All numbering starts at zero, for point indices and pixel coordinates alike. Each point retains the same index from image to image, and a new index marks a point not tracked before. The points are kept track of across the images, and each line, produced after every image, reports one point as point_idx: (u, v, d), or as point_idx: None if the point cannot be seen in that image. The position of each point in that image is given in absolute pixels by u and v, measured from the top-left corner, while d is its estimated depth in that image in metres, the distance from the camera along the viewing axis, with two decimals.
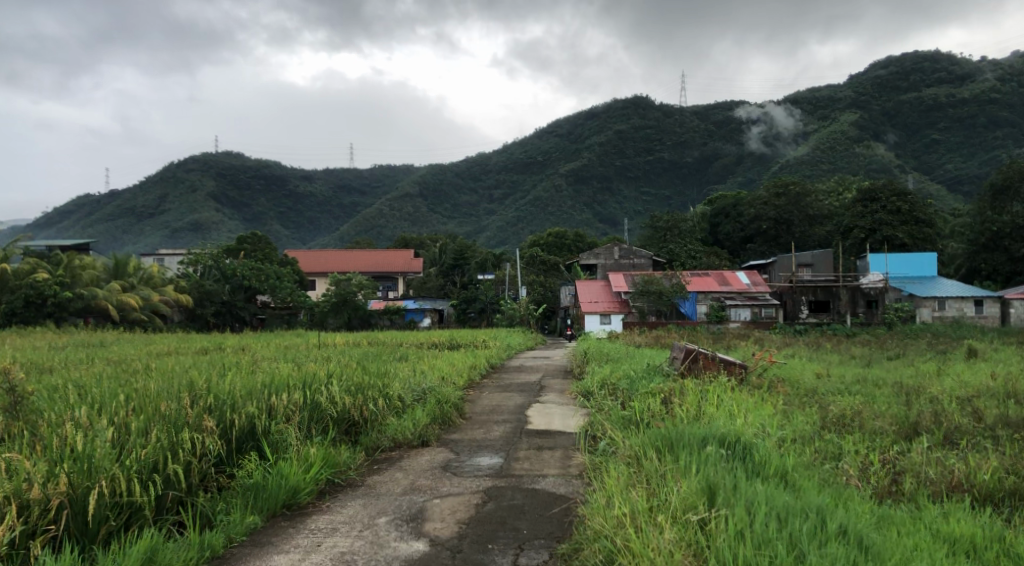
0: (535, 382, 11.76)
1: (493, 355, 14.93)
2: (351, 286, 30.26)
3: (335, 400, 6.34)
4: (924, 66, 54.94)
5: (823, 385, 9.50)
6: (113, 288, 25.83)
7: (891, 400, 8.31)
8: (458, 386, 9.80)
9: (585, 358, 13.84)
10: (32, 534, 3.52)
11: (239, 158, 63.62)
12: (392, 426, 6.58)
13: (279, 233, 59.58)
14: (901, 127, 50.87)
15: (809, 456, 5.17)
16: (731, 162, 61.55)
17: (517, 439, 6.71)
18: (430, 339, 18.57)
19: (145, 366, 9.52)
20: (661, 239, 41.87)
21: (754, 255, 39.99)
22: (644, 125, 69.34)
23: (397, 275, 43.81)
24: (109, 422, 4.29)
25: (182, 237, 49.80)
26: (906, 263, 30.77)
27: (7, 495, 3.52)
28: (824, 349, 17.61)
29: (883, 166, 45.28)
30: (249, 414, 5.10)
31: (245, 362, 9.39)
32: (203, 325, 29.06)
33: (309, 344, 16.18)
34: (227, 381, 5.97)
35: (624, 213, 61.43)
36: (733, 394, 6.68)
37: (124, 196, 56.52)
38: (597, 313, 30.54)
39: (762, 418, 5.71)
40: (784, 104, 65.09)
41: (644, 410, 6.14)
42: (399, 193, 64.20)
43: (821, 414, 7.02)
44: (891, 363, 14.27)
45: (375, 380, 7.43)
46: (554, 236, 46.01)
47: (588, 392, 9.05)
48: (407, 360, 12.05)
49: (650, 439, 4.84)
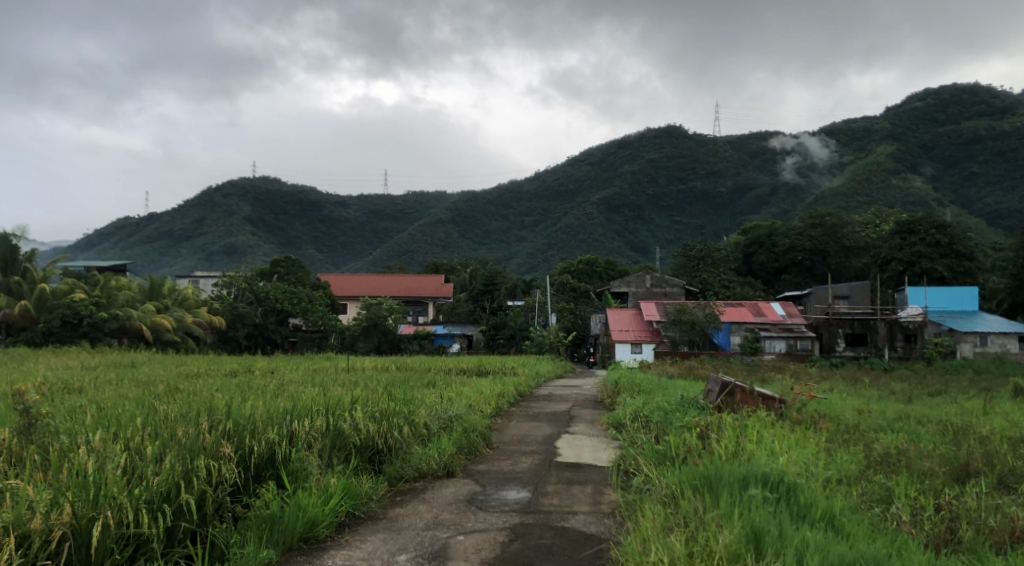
0: (563, 412, 11.50)
1: (521, 383, 14.77)
2: (381, 309, 30.13)
3: (358, 428, 6.17)
4: (962, 98, 53.99)
5: (865, 422, 9.08)
6: (148, 309, 26.19)
7: (936, 439, 7.89)
8: (486, 414, 9.55)
9: (615, 389, 13.54)
10: None
11: (275, 183, 64.76)
12: (416, 454, 6.39)
13: (313, 257, 60.32)
14: (939, 159, 49.94)
15: (859, 499, 4.85)
16: (764, 192, 60.92)
17: (545, 472, 6.46)
18: (459, 365, 18.49)
19: (174, 388, 9.54)
20: (693, 268, 41.40)
21: (789, 286, 39.26)
22: (676, 154, 68.98)
23: (427, 300, 43.88)
24: (122, 447, 4.18)
25: (217, 259, 50.61)
26: (946, 297, 29.82)
27: (7, 525, 3.39)
28: (862, 384, 17.04)
29: (920, 199, 44.37)
30: (270, 441, 4.98)
31: (271, 386, 9.30)
32: (235, 347, 29.37)
33: (337, 368, 16.18)
34: (249, 406, 5.86)
35: (656, 242, 61.00)
36: (774, 430, 6.35)
37: (163, 218, 57.77)
38: (627, 341, 30.09)
39: (804, 455, 5.39)
40: (819, 135, 64.39)
41: (679, 444, 5.85)
42: (431, 219, 64.67)
43: (865, 452, 6.65)
44: (933, 400, 13.76)
45: (401, 406, 7.27)
46: (585, 263, 45.77)
47: (619, 424, 8.77)
48: (434, 386, 11.88)
49: (686, 477, 4.57)
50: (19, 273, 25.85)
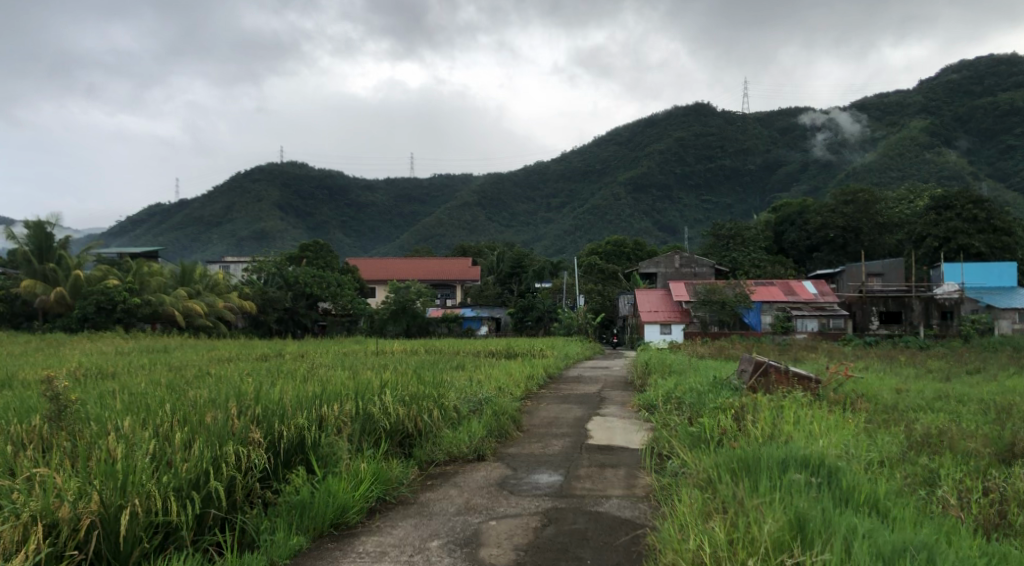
0: (594, 393, 11.39)
1: (550, 364, 14.66)
2: (410, 293, 30.32)
3: (388, 412, 6.13)
4: (1000, 68, 52.16)
5: (904, 402, 8.79)
6: (180, 295, 26.59)
7: (980, 419, 7.63)
8: (516, 397, 9.48)
9: (645, 370, 13.40)
10: (58, 557, 3.37)
11: (303, 169, 65.15)
12: (447, 438, 6.34)
13: (341, 241, 60.71)
14: (975, 133, 48.36)
15: (904, 479, 4.66)
16: (795, 170, 59.78)
17: (577, 455, 6.37)
18: (488, 347, 18.45)
19: (207, 373, 9.64)
20: (723, 247, 40.86)
21: (821, 264, 38.55)
22: (704, 132, 67.88)
23: (455, 282, 43.95)
24: (151, 434, 4.19)
25: (247, 245, 51.20)
26: (983, 272, 28.94)
27: (35, 513, 3.40)
28: (897, 362, 16.61)
29: (955, 174, 43.11)
30: (299, 427, 4.96)
31: (300, 370, 9.32)
32: (266, 332, 29.74)
33: (368, 351, 16.27)
34: (278, 391, 5.85)
35: (685, 222, 60.31)
36: (811, 411, 6.16)
37: (194, 205, 58.50)
38: (656, 322, 29.84)
39: (843, 436, 5.20)
40: (851, 110, 62.81)
41: (714, 426, 5.71)
42: (458, 202, 64.64)
43: (906, 433, 6.44)
44: (972, 378, 13.34)
45: (431, 390, 7.22)
46: (613, 244, 45.40)
47: (651, 406, 8.63)
48: (464, 369, 11.85)
49: (725, 459, 4.43)
50: (54, 260, 26.30)
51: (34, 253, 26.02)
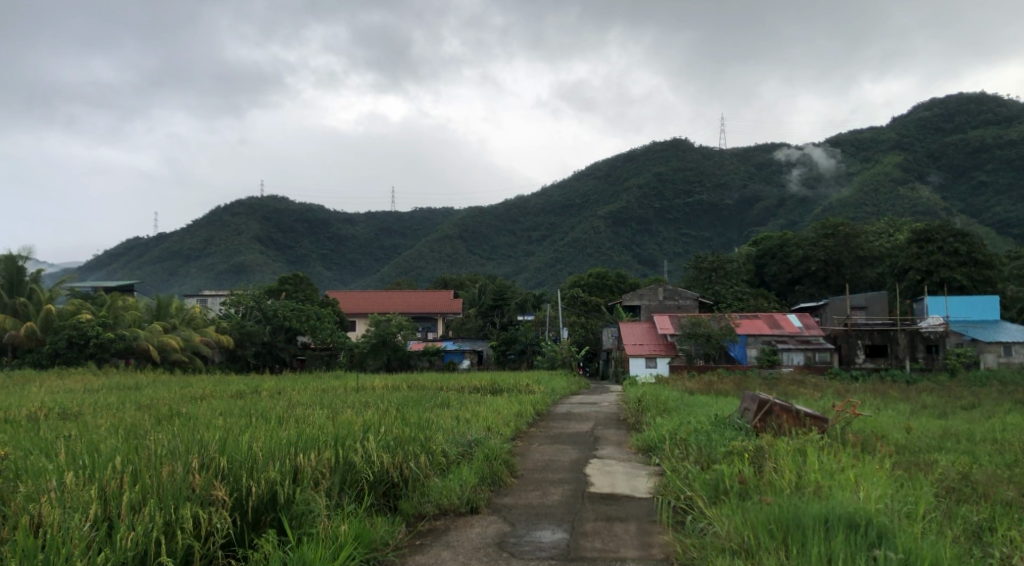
0: (586, 432, 10.81)
1: (537, 401, 14.07)
2: (390, 326, 29.90)
3: (371, 460, 5.55)
4: (969, 107, 52.98)
5: (915, 442, 8.21)
6: (155, 329, 25.64)
7: (997, 460, 7.12)
8: (505, 437, 8.86)
9: (636, 407, 12.90)
10: None
11: (282, 202, 64.44)
12: (436, 487, 5.75)
13: (320, 274, 59.93)
14: (947, 168, 48.93)
15: (956, 535, 4.14)
16: (772, 204, 60.20)
17: (580, 506, 5.79)
18: (472, 382, 17.73)
19: (176, 413, 8.97)
20: (705, 280, 40.68)
21: (803, 297, 38.42)
22: (682, 167, 68.41)
23: (436, 316, 43.25)
24: (92, 501, 3.68)
25: (224, 279, 50.25)
26: (968, 307, 28.66)
27: None
28: (888, 397, 16.19)
29: (929, 209, 43.50)
30: (271, 481, 4.52)
31: (277, 411, 8.63)
32: (243, 366, 28.82)
33: (347, 387, 15.55)
34: (248, 438, 5.35)
35: (665, 255, 60.41)
36: (834, 455, 5.61)
37: (173, 238, 57.50)
38: (641, 355, 29.18)
39: (875, 479, 4.68)
40: (824, 146, 63.64)
41: (733, 473, 5.18)
42: (438, 235, 64.19)
43: (935, 478, 5.88)
44: (968, 415, 12.88)
45: (417, 432, 6.64)
46: (596, 277, 45.13)
47: (654, 447, 8.04)
48: (447, 406, 11.23)
49: (758, 517, 3.90)
50: (25, 294, 25.34)
51: (4, 288, 25.06)
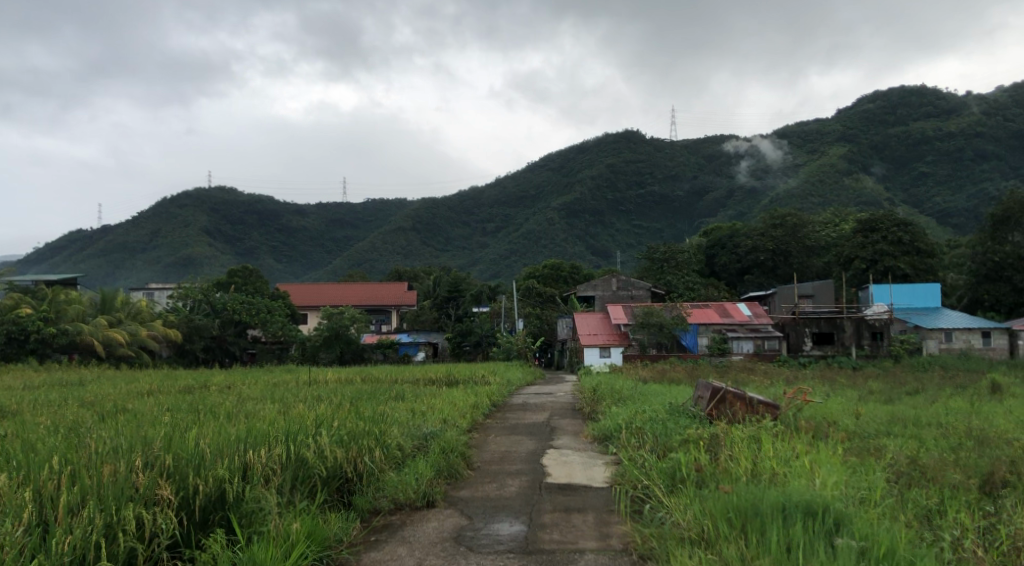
0: (542, 423, 10.77)
1: (493, 393, 13.98)
2: (343, 319, 29.43)
3: (324, 455, 5.41)
4: (910, 100, 54.56)
5: (864, 428, 8.38)
6: (99, 323, 24.76)
7: (943, 445, 7.31)
8: (461, 429, 8.77)
9: (593, 396, 12.94)
10: None
11: (231, 193, 62.88)
12: (391, 482, 5.63)
13: (271, 267, 58.73)
14: (890, 160, 50.37)
15: (906, 519, 4.22)
16: (722, 196, 61.23)
17: (537, 497, 5.75)
18: (428, 374, 17.54)
19: (120, 410, 8.63)
20: (658, 270, 41.18)
21: (753, 286, 39.19)
22: (635, 159, 69.07)
23: (390, 308, 42.78)
24: (27, 507, 3.49)
25: (170, 272, 48.83)
26: (911, 295, 29.63)
27: None
28: (837, 384, 16.57)
29: (872, 200, 44.79)
30: (219, 479, 4.35)
31: (225, 406, 8.36)
32: (192, 361, 27.92)
33: (300, 382, 15.22)
34: (195, 434, 5.16)
35: (618, 246, 60.96)
36: (787, 442, 5.67)
37: (117, 231, 55.62)
38: (596, 345, 29.34)
39: (829, 465, 4.75)
40: (772, 138, 64.95)
41: (690, 462, 5.21)
42: (392, 227, 63.52)
43: (885, 463, 6.00)
44: (913, 400, 13.29)
45: (372, 425, 6.50)
46: (550, 268, 45.26)
47: (610, 437, 8.04)
48: (402, 399, 11.07)
49: (717, 506, 3.93)
50: None
51: None
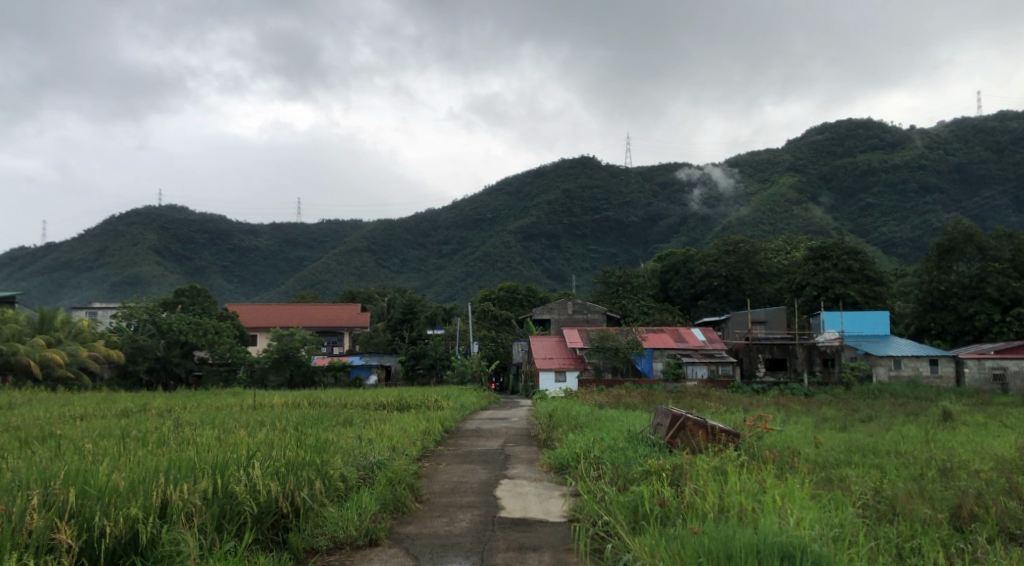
0: (497, 450, 10.35)
1: (447, 418, 13.49)
2: (294, 341, 28.53)
3: (257, 489, 4.89)
4: (857, 132, 56.12)
5: (825, 457, 8.15)
6: (37, 343, 23.43)
7: (907, 476, 7.12)
8: (411, 457, 8.31)
9: (548, 422, 12.63)
10: None
11: (181, 212, 61.16)
12: (331, 517, 5.16)
13: (221, 288, 57.13)
14: (837, 190, 51.64)
15: (883, 561, 3.96)
16: (675, 222, 62.08)
17: (489, 534, 5.35)
18: (380, 398, 16.90)
19: (43, 436, 7.98)
20: (613, 294, 41.29)
21: (706, 312, 39.49)
22: (590, 185, 69.70)
23: (343, 330, 41.84)
24: None
25: (117, 291, 47.21)
26: (861, 321, 30.15)
27: None
28: (792, 410, 16.51)
29: (821, 228, 45.80)
30: (131, 520, 3.84)
31: (157, 433, 7.77)
32: (135, 383, 26.81)
33: (245, 405, 14.50)
34: (110, 466, 4.62)
35: (573, 270, 61.11)
36: (749, 474, 5.40)
37: (61, 248, 53.53)
38: (551, 369, 29.00)
39: (801, 501, 4.47)
40: (724, 166, 66.19)
41: (653, 497, 4.91)
42: (347, 248, 62.52)
43: (851, 496, 5.74)
44: (868, 427, 13.24)
45: (314, 455, 6.00)
46: (506, 291, 44.98)
47: (567, 466, 7.68)
48: (352, 425, 10.52)
49: (686, 550, 3.65)
50: None
51: None
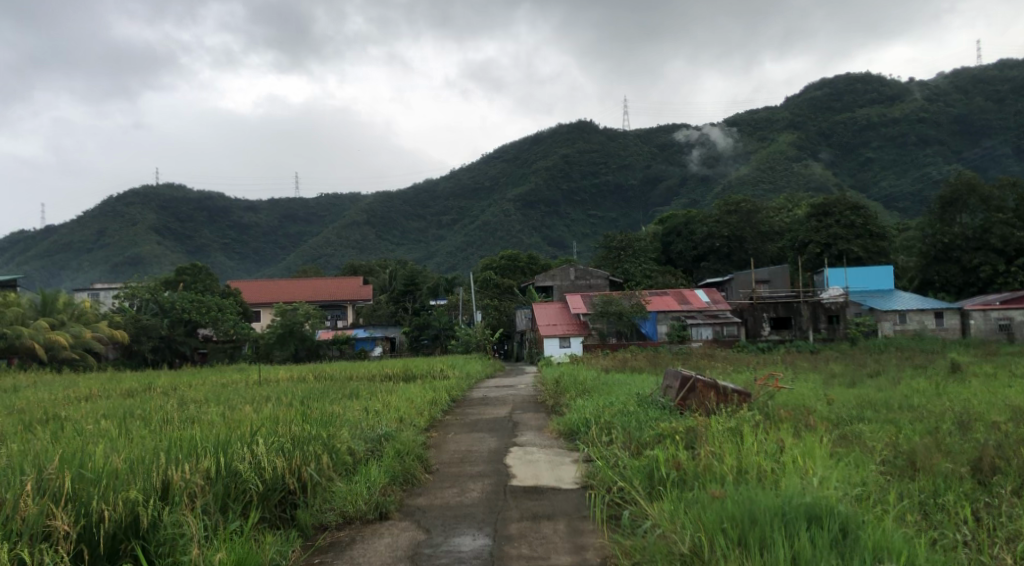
0: (504, 419, 10.22)
1: (453, 387, 13.41)
2: (297, 316, 28.42)
3: (262, 467, 4.75)
4: (856, 86, 55.32)
5: (838, 414, 8.02)
6: (41, 325, 23.31)
7: (923, 430, 6.98)
8: (418, 428, 8.19)
9: (555, 388, 12.54)
10: None
11: (179, 190, 60.65)
12: (339, 492, 5.04)
13: (222, 265, 56.93)
14: (837, 146, 51.06)
15: (910, 520, 3.84)
16: (675, 184, 61.60)
17: (502, 503, 5.24)
18: (384, 370, 16.81)
19: (46, 419, 7.86)
20: (615, 259, 41.10)
21: (709, 273, 39.33)
22: (588, 149, 69.02)
23: (346, 303, 41.75)
24: None
25: (118, 272, 47.04)
26: (865, 277, 29.96)
27: None
28: (797, 369, 16.43)
29: (821, 185, 45.39)
30: (131, 503, 3.69)
31: (159, 412, 7.64)
32: (140, 362, 26.66)
33: (250, 381, 14.38)
34: (107, 448, 4.48)
35: (574, 236, 60.82)
36: (765, 434, 5.25)
37: (60, 231, 53.18)
38: (555, 336, 28.90)
39: (821, 459, 4.33)
40: (722, 126, 65.43)
41: (668, 461, 4.78)
42: (346, 221, 62.13)
43: (868, 452, 5.61)
44: (874, 382, 13.15)
45: (319, 429, 5.85)
46: (507, 259, 44.74)
47: (577, 431, 7.56)
48: (359, 398, 10.39)
49: (710, 516, 3.50)
50: None
51: None
